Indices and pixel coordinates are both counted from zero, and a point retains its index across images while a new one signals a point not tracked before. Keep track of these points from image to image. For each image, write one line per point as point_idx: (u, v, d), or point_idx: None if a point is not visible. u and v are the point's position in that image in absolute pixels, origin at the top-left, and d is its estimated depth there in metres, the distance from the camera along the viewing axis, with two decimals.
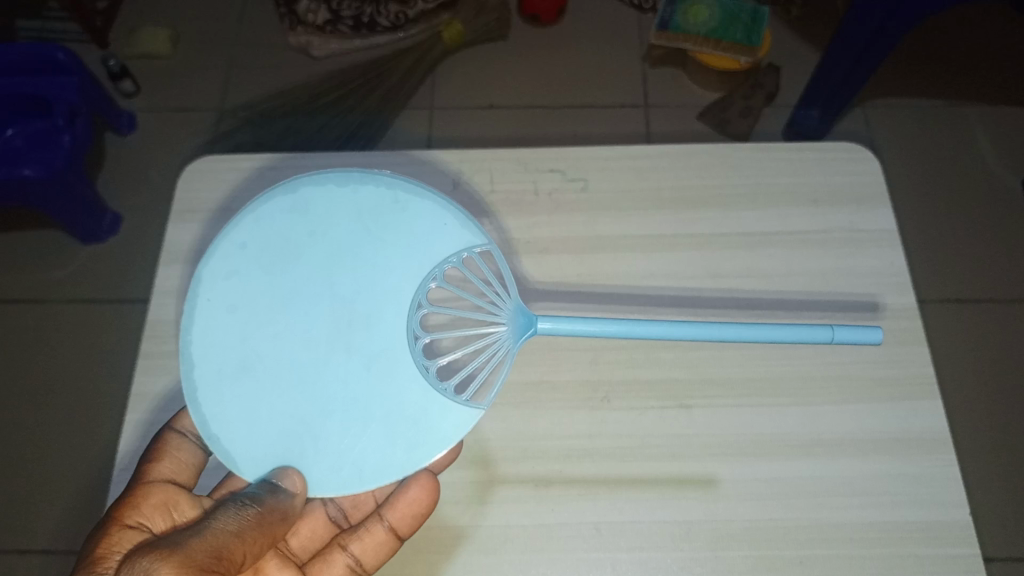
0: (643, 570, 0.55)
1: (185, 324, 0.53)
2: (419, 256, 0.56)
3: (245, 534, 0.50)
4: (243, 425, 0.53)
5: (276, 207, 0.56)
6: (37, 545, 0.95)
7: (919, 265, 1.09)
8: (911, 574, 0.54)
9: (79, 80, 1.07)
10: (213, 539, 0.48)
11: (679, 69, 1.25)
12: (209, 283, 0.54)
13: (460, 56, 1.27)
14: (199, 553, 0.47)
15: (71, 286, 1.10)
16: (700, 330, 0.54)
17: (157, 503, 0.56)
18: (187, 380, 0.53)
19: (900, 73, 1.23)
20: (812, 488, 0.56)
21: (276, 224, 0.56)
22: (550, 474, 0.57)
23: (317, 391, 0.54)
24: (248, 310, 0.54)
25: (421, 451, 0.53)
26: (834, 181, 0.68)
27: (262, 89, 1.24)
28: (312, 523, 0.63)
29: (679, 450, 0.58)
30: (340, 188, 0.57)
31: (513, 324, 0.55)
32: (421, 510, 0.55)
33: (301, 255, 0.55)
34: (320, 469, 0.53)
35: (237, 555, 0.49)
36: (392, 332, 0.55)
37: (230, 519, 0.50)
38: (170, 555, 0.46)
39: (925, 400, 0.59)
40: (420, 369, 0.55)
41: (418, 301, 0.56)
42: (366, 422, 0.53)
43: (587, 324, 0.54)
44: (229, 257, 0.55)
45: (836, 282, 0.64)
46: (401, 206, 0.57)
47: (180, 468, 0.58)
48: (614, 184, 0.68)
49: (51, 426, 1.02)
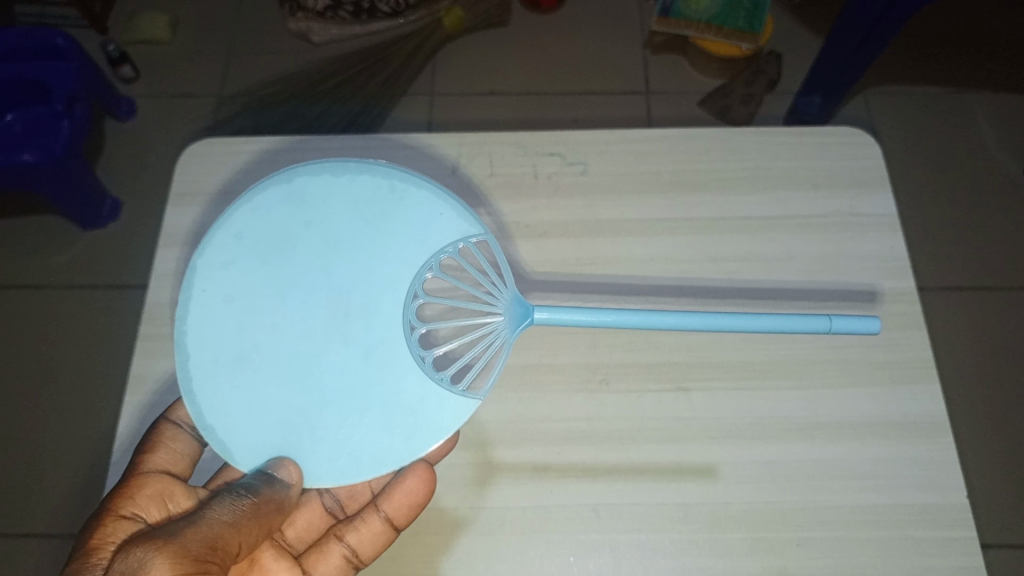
0: (642, 552, 0.55)
1: (181, 314, 0.53)
2: (416, 246, 0.56)
3: (240, 524, 0.50)
4: (239, 415, 0.53)
5: (273, 197, 0.56)
6: (38, 530, 0.96)
7: (920, 252, 1.09)
8: (908, 557, 0.54)
9: (78, 66, 1.07)
10: (207, 530, 0.49)
11: (680, 55, 1.25)
12: (205, 273, 0.54)
13: (461, 42, 1.27)
14: (192, 544, 0.48)
15: (70, 272, 1.10)
16: (702, 318, 0.54)
17: (151, 494, 0.55)
18: (183, 369, 0.53)
19: (902, 59, 1.23)
20: (809, 471, 0.57)
21: (272, 215, 0.56)
22: (548, 457, 0.58)
23: (313, 381, 0.53)
24: (244, 300, 0.54)
25: (418, 441, 0.52)
26: (834, 166, 0.68)
27: (262, 75, 1.24)
28: (308, 513, 0.62)
29: (678, 433, 0.58)
30: (336, 178, 0.57)
31: (510, 314, 0.55)
32: (417, 500, 0.55)
33: (297, 244, 0.55)
34: (316, 459, 0.52)
35: (231, 545, 0.50)
36: (388, 322, 0.55)
37: (225, 510, 0.51)
38: (164, 545, 0.47)
39: (923, 384, 0.59)
40: (416, 359, 0.54)
41: (414, 290, 0.55)
42: (363, 413, 0.53)
43: (588, 314, 0.53)
44: (225, 248, 0.55)
45: (835, 266, 0.64)
46: (397, 195, 0.57)
47: (175, 458, 0.59)
48: (614, 167, 0.68)
49: (51, 411, 1.02)
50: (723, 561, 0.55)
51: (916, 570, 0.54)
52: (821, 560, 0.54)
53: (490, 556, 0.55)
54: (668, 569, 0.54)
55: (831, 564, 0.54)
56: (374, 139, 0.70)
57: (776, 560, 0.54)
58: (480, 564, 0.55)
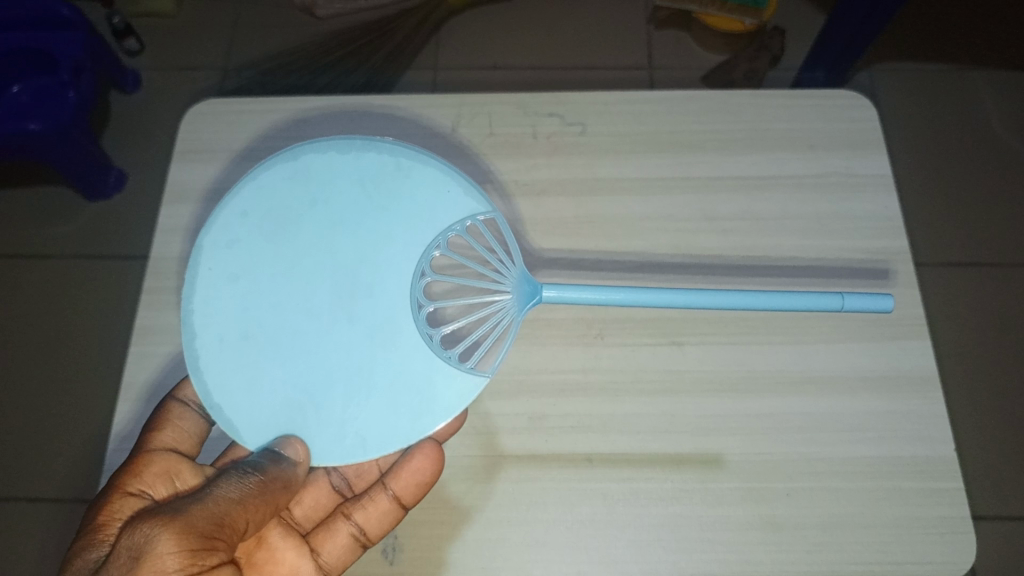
0: (634, 500, 0.56)
1: (187, 294, 0.54)
2: (423, 225, 0.57)
3: (247, 502, 0.51)
4: (246, 393, 0.54)
5: (278, 175, 0.57)
6: (47, 495, 0.97)
7: (919, 227, 1.09)
8: (895, 507, 0.56)
9: (85, 37, 1.07)
10: (214, 506, 0.50)
11: (683, 31, 1.25)
12: (210, 252, 0.55)
13: (467, 15, 1.27)
14: (199, 519, 0.49)
15: (76, 242, 1.11)
16: (706, 298, 0.55)
17: (158, 472, 0.56)
18: (189, 349, 0.54)
19: (906, 32, 1.22)
20: (801, 423, 0.58)
21: (278, 192, 0.57)
22: (545, 408, 0.59)
23: (319, 359, 0.54)
24: (250, 279, 0.55)
25: (424, 419, 0.54)
26: (832, 126, 0.68)
27: (266, 49, 1.24)
28: (315, 493, 0.63)
29: (671, 385, 0.59)
30: (342, 155, 0.58)
31: (518, 293, 0.56)
32: (424, 478, 0.56)
33: (302, 223, 0.56)
34: (324, 438, 0.53)
35: (238, 523, 0.50)
36: (395, 301, 0.56)
37: (232, 487, 0.51)
38: (171, 521, 0.48)
39: (916, 340, 0.60)
40: (424, 338, 0.55)
41: (421, 270, 0.56)
42: (369, 391, 0.54)
43: (593, 293, 0.55)
44: (230, 227, 0.56)
45: (829, 224, 0.65)
46: (404, 172, 0.58)
47: (182, 437, 0.59)
48: (612, 127, 0.69)
49: (57, 379, 1.03)
50: (714, 510, 0.56)
51: (903, 520, 0.55)
52: (810, 510, 0.55)
53: (487, 503, 0.56)
54: (659, 517, 0.56)
55: (820, 514, 0.55)
56: (376, 100, 0.71)
57: (766, 509, 0.56)
58: (483, 529, 0.55)
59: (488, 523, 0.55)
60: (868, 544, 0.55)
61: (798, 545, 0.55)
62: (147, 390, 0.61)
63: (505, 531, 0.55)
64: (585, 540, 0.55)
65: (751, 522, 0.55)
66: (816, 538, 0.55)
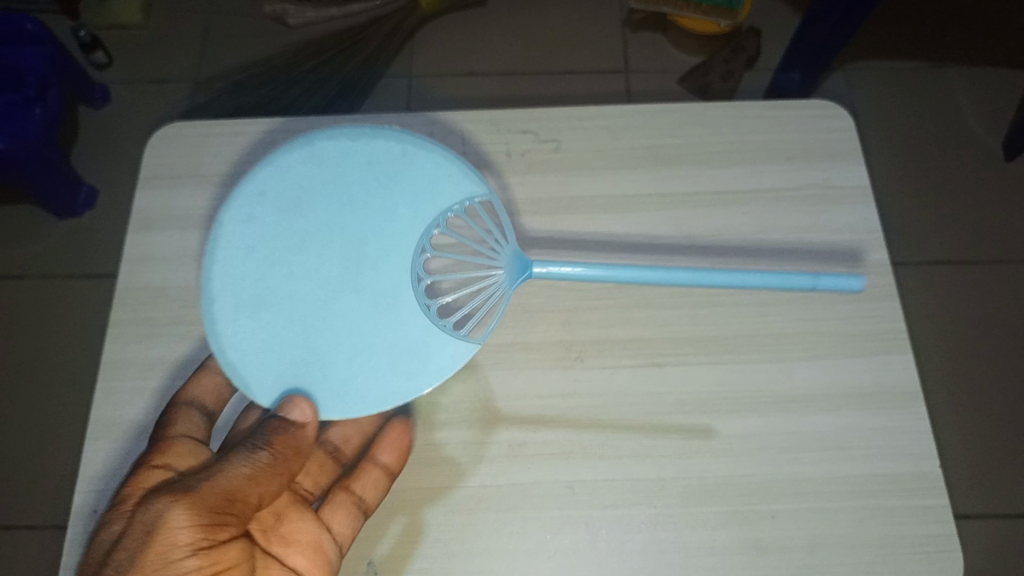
0: (617, 526, 0.55)
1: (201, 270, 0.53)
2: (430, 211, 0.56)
3: (258, 476, 0.54)
4: (253, 371, 0.53)
5: (291, 156, 0.55)
6: (23, 522, 0.95)
7: (899, 227, 1.09)
8: (880, 526, 0.55)
9: (50, 49, 1.04)
10: (225, 482, 0.53)
11: (659, 33, 1.24)
12: (225, 231, 0.54)
13: (439, 23, 1.26)
14: (210, 496, 0.52)
15: (47, 262, 1.09)
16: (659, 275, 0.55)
17: (182, 450, 0.57)
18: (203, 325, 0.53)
19: (882, 32, 1.21)
20: (784, 443, 0.57)
21: (291, 171, 0.55)
22: (525, 435, 0.57)
23: (323, 338, 0.54)
24: (265, 261, 0.54)
25: None
26: (808, 137, 0.68)
27: (236, 60, 1.22)
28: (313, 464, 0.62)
29: (653, 408, 0.58)
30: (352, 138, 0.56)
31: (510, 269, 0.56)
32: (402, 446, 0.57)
33: (314, 209, 0.55)
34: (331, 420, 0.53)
35: (250, 497, 0.54)
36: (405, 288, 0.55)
37: (243, 462, 0.54)
38: (184, 496, 0.51)
39: (898, 355, 0.60)
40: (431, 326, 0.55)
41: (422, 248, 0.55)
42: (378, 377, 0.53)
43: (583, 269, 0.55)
44: (243, 206, 0.54)
45: (810, 238, 0.64)
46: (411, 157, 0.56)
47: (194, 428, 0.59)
48: (586, 143, 0.68)
49: (29, 403, 1.01)
50: (700, 533, 0.55)
51: (888, 539, 0.55)
52: (795, 531, 0.55)
53: (468, 532, 0.55)
54: (643, 542, 0.55)
55: (805, 535, 0.55)
56: (346, 119, 0.70)
57: (751, 532, 0.55)
58: (469, 551, 0.54)
59: (467, 555, 0.54)
60: (855, 565, 0.54)
61: (785, 569, 0.54)
62: (113, 425, 0.59)
63: (488, 562, 0.54)
64: (569, 569, 0.54)
65: (737, 546, 0.54)
66: (803, 560, 0.54)
